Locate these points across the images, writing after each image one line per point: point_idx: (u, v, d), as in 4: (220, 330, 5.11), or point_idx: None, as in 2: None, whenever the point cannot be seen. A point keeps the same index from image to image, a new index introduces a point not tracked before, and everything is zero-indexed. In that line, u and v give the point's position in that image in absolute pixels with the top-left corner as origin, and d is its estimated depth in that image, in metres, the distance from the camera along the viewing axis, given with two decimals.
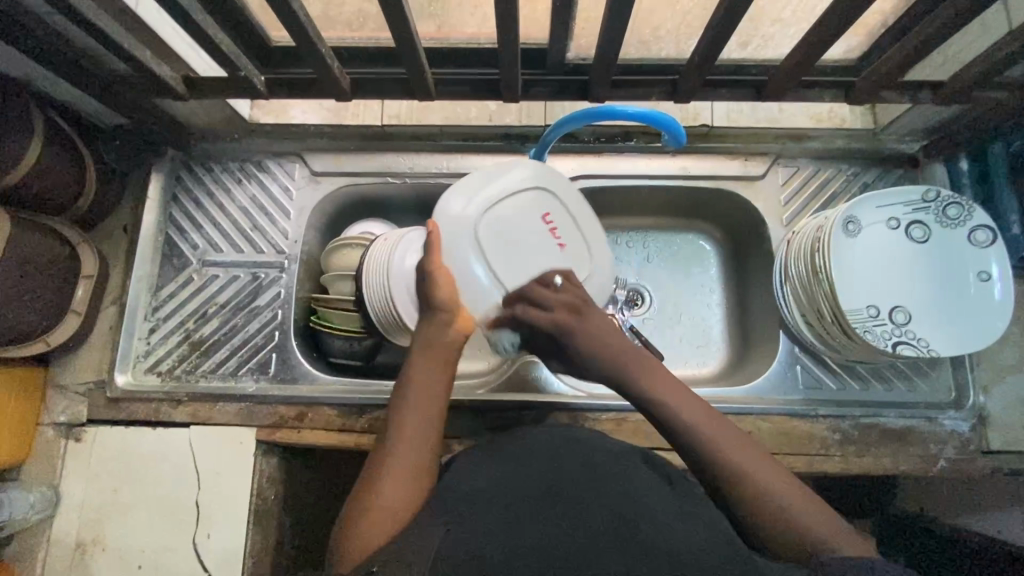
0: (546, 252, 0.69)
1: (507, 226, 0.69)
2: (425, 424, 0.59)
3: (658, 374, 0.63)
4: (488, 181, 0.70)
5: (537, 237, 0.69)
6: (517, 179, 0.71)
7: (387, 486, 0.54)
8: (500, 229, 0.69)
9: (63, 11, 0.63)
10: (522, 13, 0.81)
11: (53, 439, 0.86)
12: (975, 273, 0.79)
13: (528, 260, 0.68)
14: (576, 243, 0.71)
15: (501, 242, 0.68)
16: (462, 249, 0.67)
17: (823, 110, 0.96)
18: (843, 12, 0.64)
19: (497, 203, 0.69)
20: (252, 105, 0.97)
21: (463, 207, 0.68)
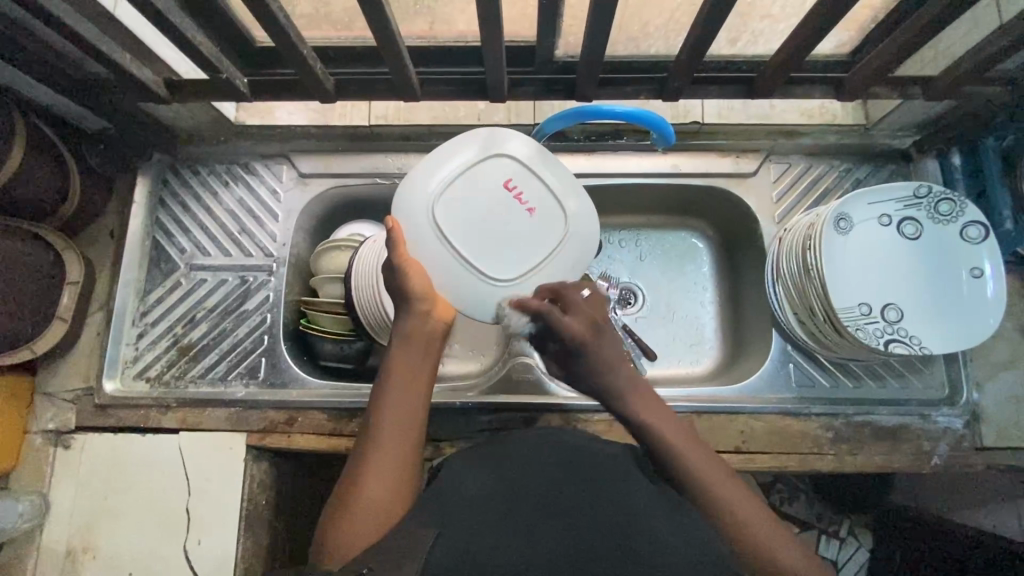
0: (513, 216, 0.67)
1: (468, 199, 0.67)
2: (408, 422, 0.58)
3: (640, 395, 0.62)
4: (440, 154, 0.68)
5: (500, 204, 0.67)
6: (474, 149, 0.68)
7: (371, 487, 0.53)
8: (468, 209, 0.67)
9: (40, 15, 0.62)
10: (511, 12, 0.79)
11: (41, 447, 0.85)
12: (967, 269, 0.78)
13: (499, 238, 0.67)
14: (546, 201, 0.68)
15: (463, 217, 0.66)
16: (423, 231, 0.66)
17: (815, 105, 0.92)
18: (832, 8, 0.63)
19: (453, 177, 0.67)
20: (239, 107, 0.92)
21: (418, 187, 0.66)
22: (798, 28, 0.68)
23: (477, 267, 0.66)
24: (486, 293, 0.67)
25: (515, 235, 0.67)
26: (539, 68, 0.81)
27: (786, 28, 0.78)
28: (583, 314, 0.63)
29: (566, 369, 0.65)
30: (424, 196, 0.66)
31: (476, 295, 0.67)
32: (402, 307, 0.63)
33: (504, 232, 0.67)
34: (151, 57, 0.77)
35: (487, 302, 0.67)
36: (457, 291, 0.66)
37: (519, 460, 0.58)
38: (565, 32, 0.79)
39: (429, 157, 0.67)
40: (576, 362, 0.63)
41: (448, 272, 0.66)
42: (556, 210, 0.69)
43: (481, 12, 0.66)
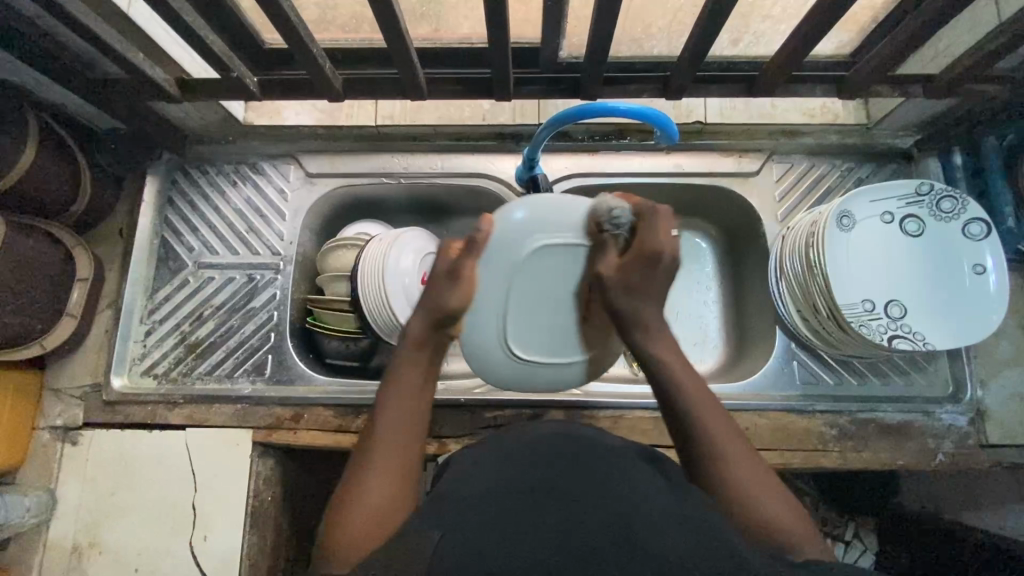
0: (565, 312, 0.69)
1: (551, 272, 0.67)
2: (410, 428, 0.57)
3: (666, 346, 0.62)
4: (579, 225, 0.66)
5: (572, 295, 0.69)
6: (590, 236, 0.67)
7: (369, 493, 0.53)
8: (538, 279, 0.67)
9: (56, 14, 0.64)
10: (517, 15, 0.80)
11: (49, 443, 0.86)
12: (970, 265, 0.79)
13: (541, 317, 0.69)
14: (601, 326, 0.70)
15: (534, 280, 0.67)
16: (494, 265, 0.65)
17: (816, 105, 0.94)
18: (833, 6, 0.64)
19: (563, 248, 0.66)
20: (247, 106, 0.95)
21: (526, 238, 0.65)
22: (800, 27, 0.69)
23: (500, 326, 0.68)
24: (491, 350, 0.69)
25: (551, 326, 0.69)
26: (543, 67, 0.82)
27: (786, 28, 0.79)
28: (666, 232, 0.60)
29: (635, 276, 0.60)
30: (524, 248, 0.65)
31: (483, 348, 0.69)
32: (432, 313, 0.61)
33: (548, 313, 0.69)
34: (162, 58, 0.78)
35: (484, 359, 0.70)
36: (471, 333, 0.68)
37: (524, 455, 0.59)
38: (569, 32, 0.81)
39: (557, 219, 0.66)
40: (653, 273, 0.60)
41: (484, 314, 0.67)
42: (604, 330, 0.71)
43: (486, 12, 0.67)
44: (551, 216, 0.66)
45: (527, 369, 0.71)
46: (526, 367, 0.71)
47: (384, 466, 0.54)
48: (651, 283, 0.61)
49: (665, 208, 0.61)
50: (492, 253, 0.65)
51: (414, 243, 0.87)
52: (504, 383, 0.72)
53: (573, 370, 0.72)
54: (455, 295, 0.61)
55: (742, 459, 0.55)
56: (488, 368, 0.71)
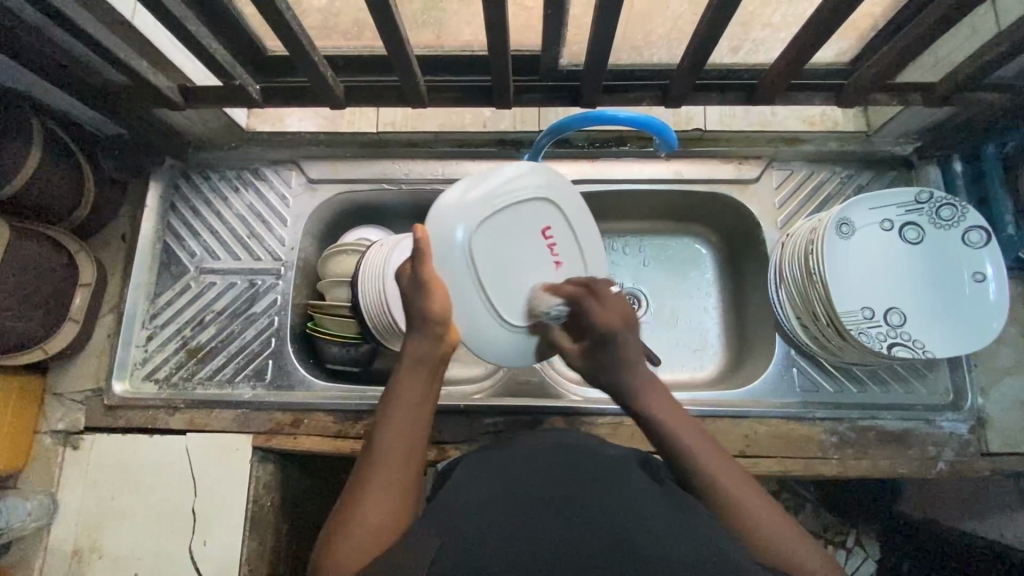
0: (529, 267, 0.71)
1: (497, 242, 0.69)
2: (410, 441, 0.58)
3: (657, 397, 0.63)
4: (496, 183, 0.70)
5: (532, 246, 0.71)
6: (509, 188, 0.70)
7: (365, 506, 0.53)
8: (495, 243, 0.69)
9: (60, 22, 0.64)
10: (517, 24, 0.81)
11: (51, 447, 0.86)
12: (969, 272, 0.79)
13: (515, 278, 0.70)
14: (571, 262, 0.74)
15: (491, 255, 0.69)
16: (461, 266, 0.68)
17: (815, 113, 0.96)
18: (832, 14, 0.64)
19: (491, 216, 0.69)
20: (252, 113, 0.97)
21: (461, 212, 0.68)
22: (798, 36, 0.69)
23: (496, 312, 0.70)
24: (490, 330, 0.70)
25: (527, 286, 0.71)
26: (543, 75, 0.83)
27: (785, 36, 0.79)
28: (606, 303, 0.66)
29: (598, 357, 0.66)
30: (467, 221, 0.68)
31: (490, 336, 0.71)
32: (421, 327, 0.64)
33: (515, 271, 0.70)
34: (165, 65, 0.79)
35: (494, 345, 0.71)
36: (475, 328, 0.70)
37: (522, 462, 0.59)
38: (569, 40, 0.81)
39: (480, 185, 0.69)
40: (607, 353, 0.65)
41: (464, 299, 0.68)
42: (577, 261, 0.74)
43: (486, 20, 0.67)
44: (467, 184, 0.69)
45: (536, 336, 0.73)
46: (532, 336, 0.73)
47: (382, 476, 0.55)
48: (617, 360, 0.65)
49: (597, 281, 0.68)
50: (459, 250, 0.67)
51: None
52: (520, 360, 0.74)
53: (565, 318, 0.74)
54: (434, 304, 0.64)
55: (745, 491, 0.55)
56: (504, 350, 0.72)
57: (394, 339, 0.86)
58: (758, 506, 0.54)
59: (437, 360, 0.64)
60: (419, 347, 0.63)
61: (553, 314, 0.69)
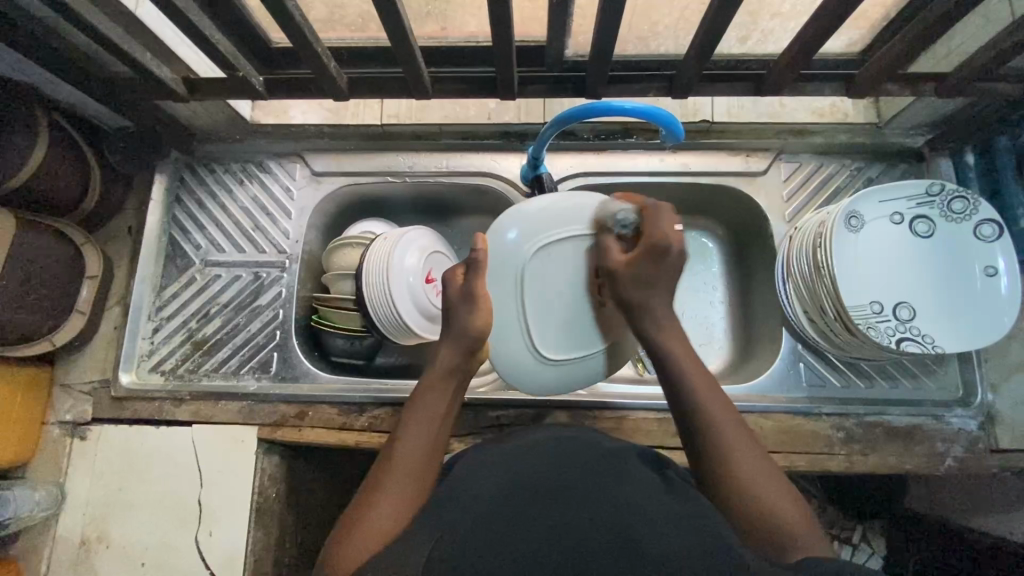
0: (571, 301, 0.71)
1: (552, 268, 0.70)
2: (428, 448, 0.60)
3: (670, 337, 0.66)
4: (565, 211, 0.70)
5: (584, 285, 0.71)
6: (572, 220, 0.70)
7: (376, 507, 0.54)
8: (546, 271, 0.70)
9: (64, 15, 0.64)
10: (522, 14, 0.80)
11: (58, 438, 0.87)
12: (982, 266, 0.77)
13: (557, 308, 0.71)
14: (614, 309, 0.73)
15: (538, 282, 0.70)
16: (508, 283, 0.69)
17: (825, 104, 0.93)
18: (842, 2, 0.63)
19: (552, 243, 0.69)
20: (253, 106, 0.96)
21: (521, 233, 0.69)
22: (807, 25, 0.68)
23: (529, 334, 0.70)
24: (520, 355, 0.72)
25: (569, 320, 0.71)
26: (549, 67, 0.82)
27: (795, 25, 0.77)
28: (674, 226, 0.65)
29: (641, 269, 0.64)
30: (524, 244, 0.69)
31: (517, 359, 0.72)
32: (457, 334, 0.65)
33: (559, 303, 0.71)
34: (170, 57, 0.79)
35: (520, 368, 0.73)
36: (502, 343, 0.71)
37: (526, 457, 0.59)
38: (575, 30, 0.80)
39: (551, 207, 0.70)
40: (658, 263, 0.64)
41: (503, 320, 0.70)
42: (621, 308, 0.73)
43: (489, 11, 0.66)
44: (535, 206, 0.70)
45: (561, 367, 0.73)
46: (558, 368, 0.73)
47: (396, 478, 0.56)
48: (653, 281, 0.65)
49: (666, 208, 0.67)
50: (509, 268, 0.69)
51: (419, 242, 0.87)
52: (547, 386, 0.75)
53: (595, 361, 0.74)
54: (475, 317, 0.66)
55: (744, 453, 0.56)
56: (529, 375, 0.73)
57: (399, 334, 0.86)
58: (740, 449, 0.56)
59: (464, 374, 0.66)
60: (448, 357, 0.65)
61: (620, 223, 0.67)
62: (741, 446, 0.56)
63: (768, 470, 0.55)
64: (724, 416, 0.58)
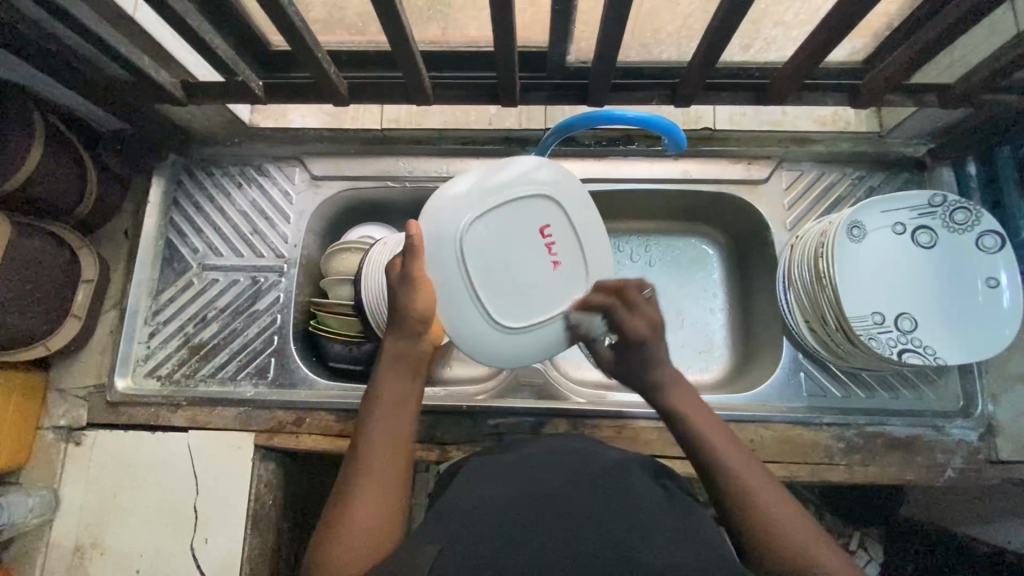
0: (523, 272, 0.66)
1: (493, 237, 0.65)
2: (395, 439, 0.60)
3: (684, 397, 0.66)
4: (494, 178, 0.66)
5: (532, 247, 0.66)
6: (508, 183, 0.66)
7: (354, 505, 0.54)
8: (484, 247, 0.65)
9: (62, 19, 0.64)
10: (523, 19, 0.79)
11: (53, 443, 0.86)
12: (984, 279, 0.77)
13: (516, 278, 0.66)
14: (573, 257, 0.68)
15: (483, 253, 0.65)
16: (449, 263, 0.65)
17: (827, 112, 0.93)
18: (846, 14, 0.63)
19: (504, 206, 0.65)
20: (253, 109, 0.94)
21: (454, 206, 0.65)
22: (813, 35, 0.68)
23: (484, 307, 0.66)
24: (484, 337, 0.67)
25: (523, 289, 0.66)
26: (551, 73, 0.81)
27: (799, 34, 0.77)
28: (645, 316, 0.67)
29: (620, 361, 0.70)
30: (461, 214, 0.64)
31: (477, 337, 0.67)
32: (399, 320, 0.64)
33: (511, 270, 0.66)
34: (169, 60, 0.78)
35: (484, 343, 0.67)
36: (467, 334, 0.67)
37: (524, 466, 0.59)
38: (577, 37, 0.80)
39: (479, 176, 0.66)
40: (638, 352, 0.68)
41: (452, 298, 0.66)
42: (580, 259, 0.68)
43: (492, 18, 0.66)
44: (458, 183, 0.65)
45: (532, 332, 0.67)
46: (528, 336, 0.67)
47: (368, 476, 0.57)
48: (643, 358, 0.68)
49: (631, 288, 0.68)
50: (440, 252, 0.64)
51: None
52: (524, 359, 0.69)
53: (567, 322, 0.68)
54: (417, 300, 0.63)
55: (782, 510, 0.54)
56: (504, 352, 0.68)
57: None
58: (763, 490, 0.55)
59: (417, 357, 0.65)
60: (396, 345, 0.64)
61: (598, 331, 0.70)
62: (764, 487, 0.56)
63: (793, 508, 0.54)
64: (743, 459, 0.59)
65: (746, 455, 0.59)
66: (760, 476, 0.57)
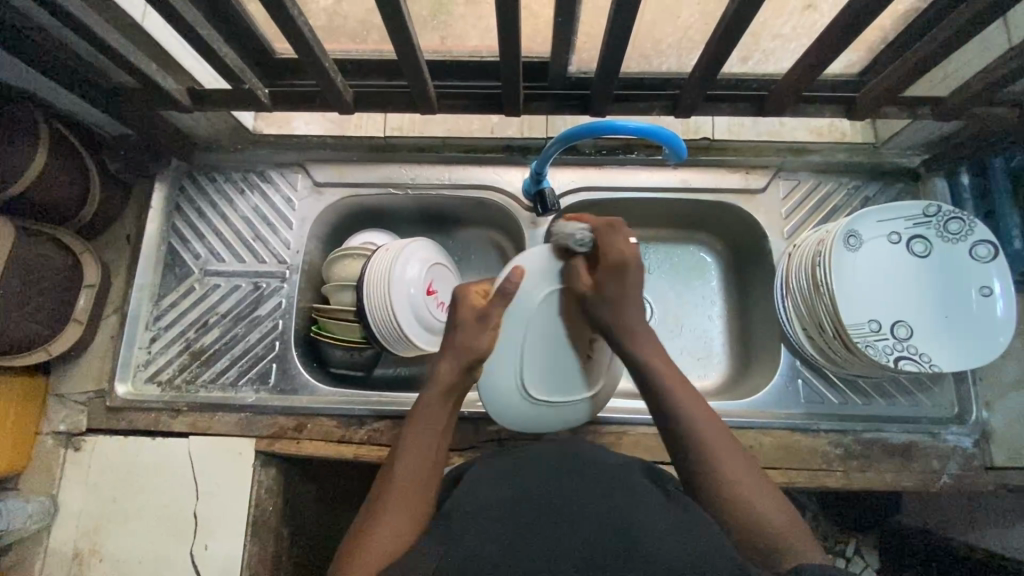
0: (562, 358, 0.78)
1: (556, 322, 0.76)
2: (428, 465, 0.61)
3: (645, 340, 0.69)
4: None
5: (578, 344, 0.78)
6: None
7: (383, 521, 0.55)
8: (545, 326, 0.76)
9: (70, 26, 0.64)
10: (526, 30, 0.79)
11: (52, 448, 0.86)
12: (977, 287, 0.79)
13: (551, 359, 0.77)
14: (603, 363, 0.81)
15: (543, 330, 0.76)
16: (515, 325, 0.74)
17: (823, 124, 0.96)
18: (845, 27, 0.64)
19: (566, 301, 0.76)
20: (257, 117, 0.97)
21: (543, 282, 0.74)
22: (812, 47, 0.69)
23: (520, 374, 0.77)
24: (510, 393, 0.77)
25: (556, 369, 0.77)
26: (552, 83, 0.82)
27: (797, 47, 0.78)
28: (625, 240, 0.70)
29: (608, 289, 0.70)
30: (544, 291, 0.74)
31: (506, 392, 0.77)
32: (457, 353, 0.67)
33: (551, 352, 0.77)
34: (175, 66, 0.79)
35: (506, 401, 0.78)
36: (493, 383, 0.76)
37: (527, 469, 0.59)
38: (579, 47, 0.80)
39: None
40: (618, 277, 0.69)
41: (503, 355, 0.76)
42: (605, 367, 0.81)
43: (498, 28, 0.67)
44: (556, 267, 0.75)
45: (547, 409, 0.79)
46: (542, 408, 0.79)
47: (397, 499, 0.57)
48: (621, 293, 0.70)
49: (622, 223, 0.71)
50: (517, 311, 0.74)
51: (420, 253, 0.87)
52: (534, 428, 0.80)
53: (571, 407, 0.80)
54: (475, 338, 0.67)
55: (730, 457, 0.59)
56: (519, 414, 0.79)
57: (400, 345, 0.86)
58: (741, 477, 0.58)
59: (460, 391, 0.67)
60: (445, 374, 0.66)
61: (578, 243, 0.71)
62: (743, 477, 0.58)
63: (770, 497, 0.57)
64: (723, 444, 0.60)
65: (726, 438, 0.61)
66: (737, 464, 0.59)
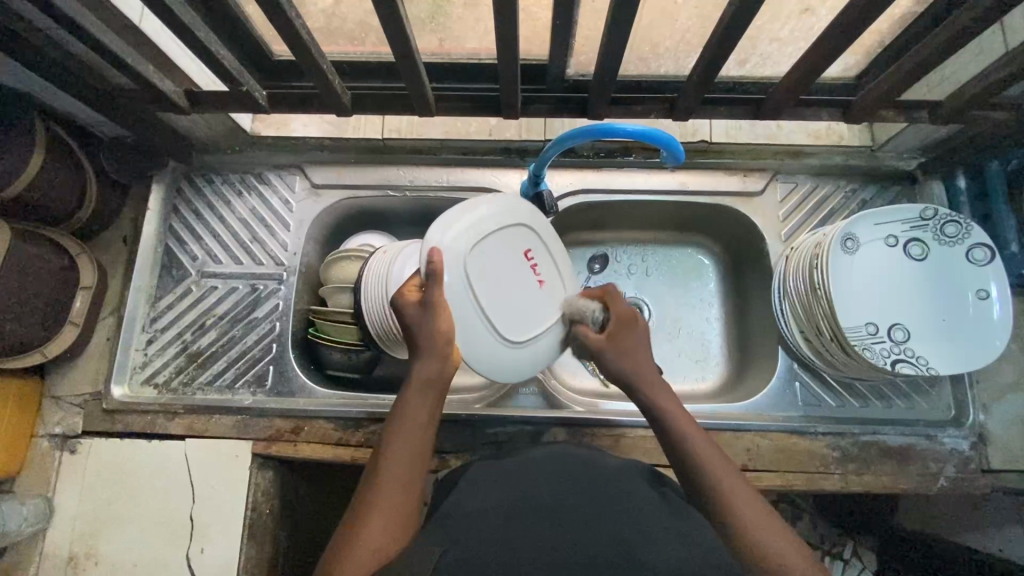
0: (516, 291, 0.75)
1: (491, 262, 0.72)
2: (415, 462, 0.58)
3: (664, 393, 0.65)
4: (481, 207, 0.73)
5: (520, 268, 0.75)
6: (493, 212, 0.73)
7: (369, 526, 0.53)
8: (484, 269, 0.72)
9: (67, 27, 0.64)
10: (524, 33, 0.80)
11: (47, 451, 0.85)
12: (973, 291, 0.79)
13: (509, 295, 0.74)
14: (550, 275, 0.78)
15: (485, 275, 0.72)
16: (459, 287, 0.69)
17: (821, 127, 0.95)
18: (842, 31, 0.64)
19: (483, 239, 0.72)
20: (254, 117, 0.96)
21: (458, 235, 0.70)
22: (809, 51, 0.69)
23: (495, 329, 0.72)
24: (495, 354, 0.73)
25: (516, 305, 0.74)
26: (551, 86, 0.82)
27: (794, 50, 0.78)
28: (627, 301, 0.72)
29: (620, 339, 0.69)
30: (462, 243, 0.70)
31: (488, 354, 0.73)
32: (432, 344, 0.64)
33: (505, 294, 0.74)
34: (171, 68, 0.78)
35: (492, 365, 0.74)
36: (474, 355, 0.72)
37: (524, 474, 0.59)
38: (577, 51, 0.80)
39: (466, 207, 0.72)
40: (630, 333, 0.70)
41: (465, 323, 0.71)
42: (558, 279, 0.79)
43: (496, 30, 0.67)
44: (448, 213, 0.71)
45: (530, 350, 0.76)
46: (525, 349, 0.76)
47: (384, 500, 0.55)
48: (636, 346, 0.69)
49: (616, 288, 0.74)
50: (453, 273, 0.69)
51: None
52: (517, 373, 0.76)
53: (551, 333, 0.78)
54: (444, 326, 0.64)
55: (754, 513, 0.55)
56: (486, 357, 0.73)
57: (397, 347, 0.86)
58: (756, 518, 0.54)
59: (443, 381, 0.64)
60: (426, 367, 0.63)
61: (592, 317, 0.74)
62: (760, 518, 0.54)
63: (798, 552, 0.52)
64: (737, 486, 0.57)
65: (740, 481, 0.58)
66: (754, 506, 0.55)
